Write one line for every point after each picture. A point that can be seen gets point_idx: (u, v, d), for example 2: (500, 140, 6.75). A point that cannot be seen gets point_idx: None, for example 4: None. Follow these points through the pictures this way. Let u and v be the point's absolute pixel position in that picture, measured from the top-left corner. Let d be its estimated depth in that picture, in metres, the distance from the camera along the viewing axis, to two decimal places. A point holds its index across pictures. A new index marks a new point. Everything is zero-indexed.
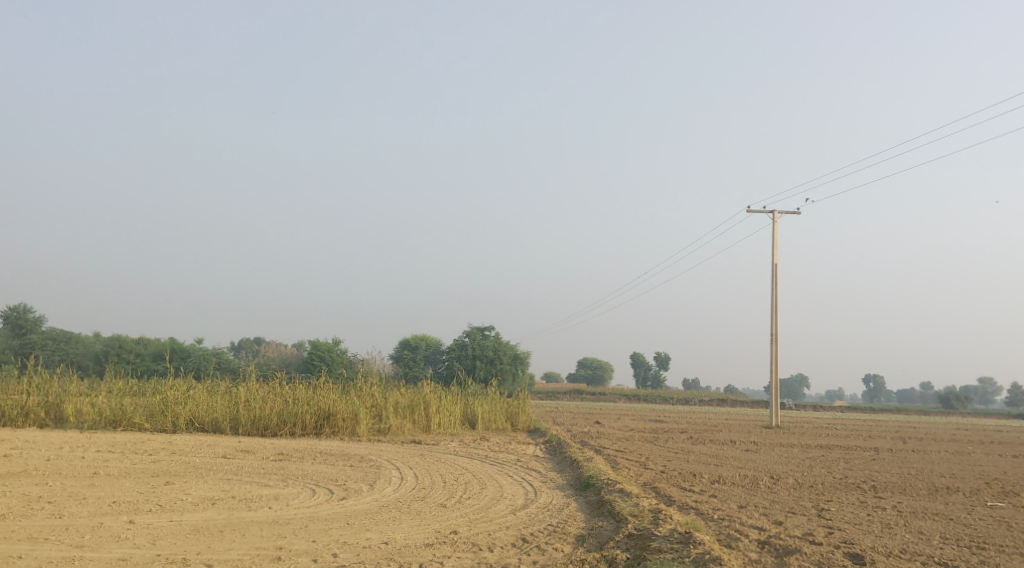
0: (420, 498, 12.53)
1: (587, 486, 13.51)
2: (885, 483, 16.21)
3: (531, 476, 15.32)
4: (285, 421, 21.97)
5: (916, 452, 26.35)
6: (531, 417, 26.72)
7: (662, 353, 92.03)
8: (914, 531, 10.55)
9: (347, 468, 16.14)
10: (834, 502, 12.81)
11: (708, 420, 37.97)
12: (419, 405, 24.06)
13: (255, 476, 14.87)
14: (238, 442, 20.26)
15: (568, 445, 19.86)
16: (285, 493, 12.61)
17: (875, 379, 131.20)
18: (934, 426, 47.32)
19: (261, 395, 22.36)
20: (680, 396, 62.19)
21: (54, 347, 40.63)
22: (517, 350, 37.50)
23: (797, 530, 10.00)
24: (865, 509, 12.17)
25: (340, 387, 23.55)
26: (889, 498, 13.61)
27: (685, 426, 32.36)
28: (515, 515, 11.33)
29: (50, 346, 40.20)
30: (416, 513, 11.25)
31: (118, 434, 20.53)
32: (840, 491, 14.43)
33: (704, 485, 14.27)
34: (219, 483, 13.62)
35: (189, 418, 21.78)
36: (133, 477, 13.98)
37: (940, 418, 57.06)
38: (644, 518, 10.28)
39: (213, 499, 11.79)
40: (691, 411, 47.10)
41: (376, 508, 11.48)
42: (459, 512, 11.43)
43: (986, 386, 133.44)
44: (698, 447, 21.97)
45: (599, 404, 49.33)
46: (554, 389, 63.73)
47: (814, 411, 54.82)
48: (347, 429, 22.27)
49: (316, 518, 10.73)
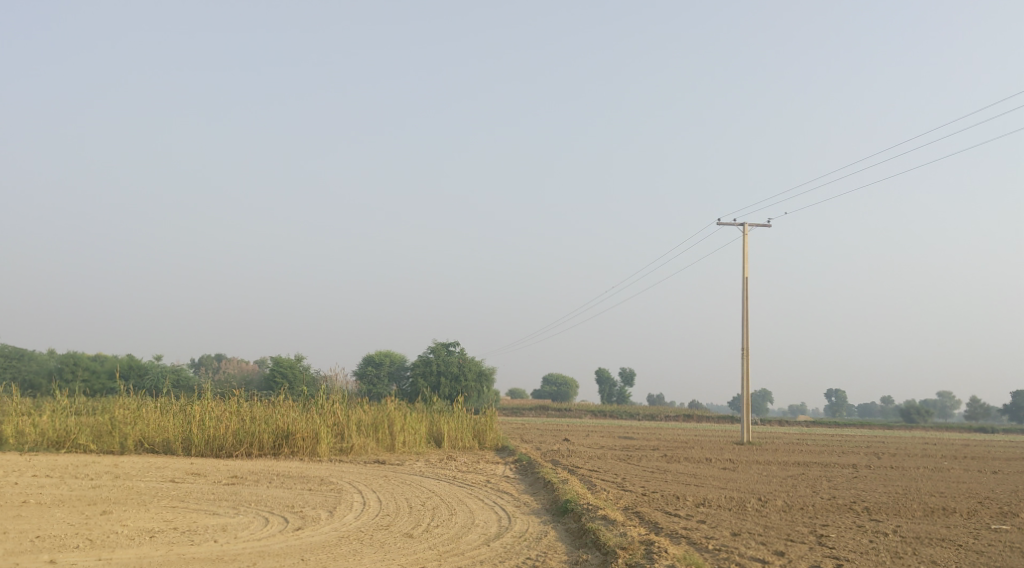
0: (384, 526, 11.44)
1: (566, 512, 12.49)
2: (876, 503, 15.35)
3: (503, 500, 14.25)
4: (241, 440, 20.71)
5: (894, 469, 25.56)
6: (499, 434, 25.61)
7: (628, 370, 91.51)
8: (926, 560, 9.65)
9: (305, 492, 14.94)
10: (831, 527, 11.89)
11: (677, 437, 37.08)
12: (382, 423, 22.92)
13: (203, 503, 13.64)
14: (189, 463, 18.98)
15: (540, 465, 18.83)
16: (234, 523, 11.46)
17: (837, 393, 132.16)
18: (903, 441, 46.73)
19: (215, 413, 21.08)
20: (647, 412, 61.51)
21: (4, 364, 38.94)
22: (482, 367, 36.43)
23: (803, 562, 9.09)
24: (867, 536, 11.25)
25: (300, 405, 22.33)
26: (888, 521, 12.73)
27: (655, 443, 31.41)
28: (489, 547, 10.25)
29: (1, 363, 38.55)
30: (379, 546, 10.17)
31: (60, 456, 19.16)
32: (833, 514, 13.52)
33: (689, 509, 13.32)
34: (163, 512, 12.43)
35: (138, 438, 20.46)
36: (66, 506, 12.75)
37: (905, 433, 56.75)
38: (635, 551, 9.27)
39: (152, 532, 10.60)
40: (659, 427, 46.26)
41: (336, 540, 10.35)
42: (427, 543, 10.37)
43: (947, 399, 134.83)
44: (674, 465, 21.03)
45: (568, 421, 48.22)
46: (521, 405, 63.36)
47: (783, 427, 54.28)
48: (306, 449, 21.04)
49: (268, 553, 9.59)
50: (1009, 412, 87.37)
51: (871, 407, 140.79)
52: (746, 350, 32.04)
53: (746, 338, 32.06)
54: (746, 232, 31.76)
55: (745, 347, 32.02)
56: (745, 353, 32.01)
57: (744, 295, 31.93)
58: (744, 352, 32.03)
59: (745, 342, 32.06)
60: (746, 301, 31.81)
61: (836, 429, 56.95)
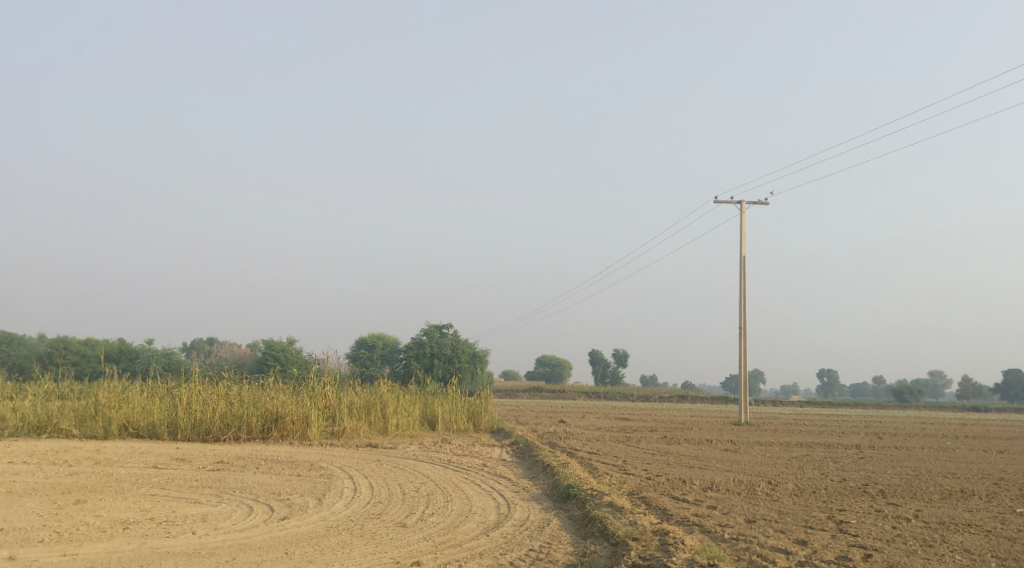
0: (376, 515, 10.72)
1: (568, 498, 11.81)
2: (890, 485, 14.71)
3: (502, 485, 13.54)
4: (228, 424, 19.98)
5: (899, 449, 24.96)
6: (494, 416, 24.89)
7: (622, 351, 91.06)
8: (958, 549, 8.97)
9: (293, 479, 14.21)
10: (849, 512, 11.23)
11: (675, 418, 36.48)
12: (375, 405, 22.23)
13: (185, 491, 12.91)
14: (175, 449, 18.30)
15: (537, 447, 18.16)
16: (215, 513, 10.73)
17: (829, 372, 131.98)
18: (898, 420, 46.24)
19: (202, 396, 20.35)
20: (642, 393, 60.93)
21: None
22: (476, 348, 35.72)
23: (830, 553, 8.41)
24: (888, 522, 10.58)
25: (290, 388, 21.60)
26: (907, 506, 12.03)
27: (653, 424, 30.82)
28: (488, 537, 9.52)
29: None
30: (369, 537, 9.45)
31: (42, 441, 18.50)
32: (848, 498, 12.85)
33: (697, 494, 12.65)
34: (141, 501, 11.72)
35: (122, 422, 19.75)
36: (39, 495, 12.06)
37: (900, 412, 56.27)
38: (648, 543, 8.58)
39: (126, 523, 9.87)
40: (654, 408, 45.80)
41: (324, 531, 9.64)
42: (422, 534, 9.67)
43: (937, 378, 134.90)
44: (675, 448, 20.36)
45: (562, 403, 47.66)
46: (515, 387, 62.77)
47: (779, 407, 53.86)
48: (297, 433, 20.30)
49: (250, 546, 8.87)
50: (1002, 392, 87.28)
51: (863, 387, 140.72)
52: (743, 329, 31.39)
53: (744, 316, 31.42)
54: (743, 209, 31.06)
55: (743, 326, 31.37)
56: (742, 332, 31.36)
57: (742, 273, 31.24)
58: (742, 331, 31.39)
59: (743, 322, 31.42)
60: (744, 279, 31.13)
61: (830, 409, 56.37)
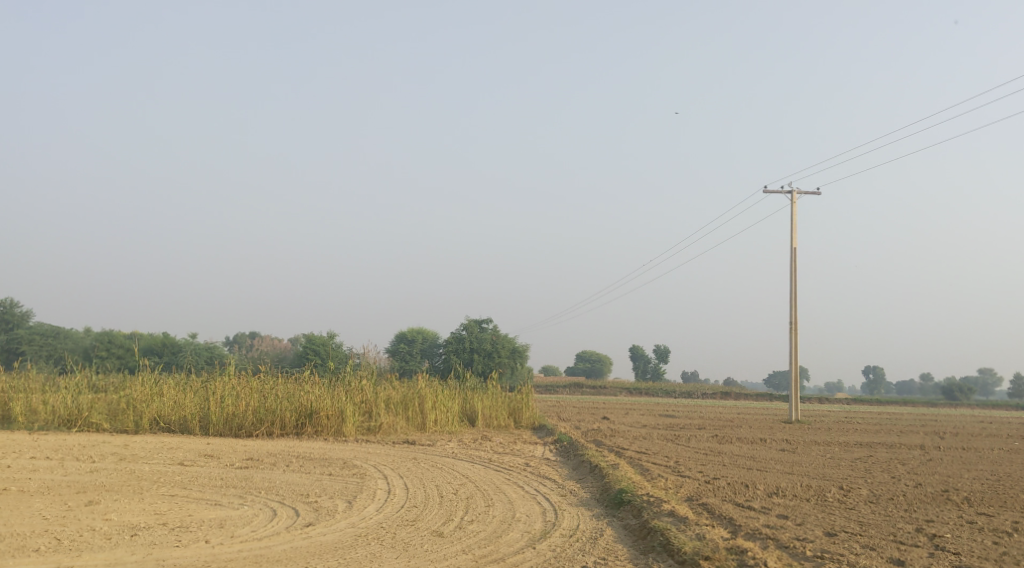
0: (409, 522, 9.71)
1: (622, 505, 10.70)
2: (973, 492, 13.35)
3: (547, 488, 12.46)
4: (262, 419, 19.13)
5: (966, 450, 23.38)
6: (536, 412, 23.79)
7: (664, 347, 89.53)
8: None
9: (324, 478, 13.25)
10: (940, 525, 9.97)
11: (723, 415, 35.04)
12: (413, 400, 21.27)
13: (208, 491, 12.01)
14: (205, 443, 17.54)
15: (583, 446, 17.04)
16: (235, 518, 9.78)
17: (875, 369, 128.93)
18: (953, 419, 44.48)
19: (235, 390, 19.55)
20: (684, 390, 59.35)
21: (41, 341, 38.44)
22: (516, 343, 34.68)
23: None
24: (988, 536, 9.33)
25: (326, 381, 20.71)
26: (1002, 517, 10.75)
27: (701, 422, 29.45)
28: (534, 551, 8.45)
29: (35, 341, 37.97)
30: (401, 548, 8.43)
31: (71, 435, 17.85)
32: (932, 506, 11.60)
33: (762, 500, 11.45)
34: (158, 503, 10.83)
35: (154, 417, 19.01)
36: (51, 495, 11.25)
37: (955, 411, 54.35)
38: None
39: (135, 529, 8.95)
40: (699, 405, 44.51)
41: (351, 541, 8.64)
42: (461, 545, 8.61)
43: (986, 374, 131.37)
44: (729, 447, 19.15)
45: (604, 398, 46.51)
46: (555, 381, 61.37)
47: (829, 405, 52.19)
48: (331, 429, 19.39)
49: (267, 558, 7.92)
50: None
51: (909, 385, 137.43)
52: (795, 325, 29.99)
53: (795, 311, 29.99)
54: (794, 200, 29.68)
55: (795, 321, 29.99)
56: (794, 328, 29.98)
57: (793, 266, 29.83)
58: (793, 326, 29.98)
59: (793, 316, 30.03)
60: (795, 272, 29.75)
61: (882, 407, 54.42)
